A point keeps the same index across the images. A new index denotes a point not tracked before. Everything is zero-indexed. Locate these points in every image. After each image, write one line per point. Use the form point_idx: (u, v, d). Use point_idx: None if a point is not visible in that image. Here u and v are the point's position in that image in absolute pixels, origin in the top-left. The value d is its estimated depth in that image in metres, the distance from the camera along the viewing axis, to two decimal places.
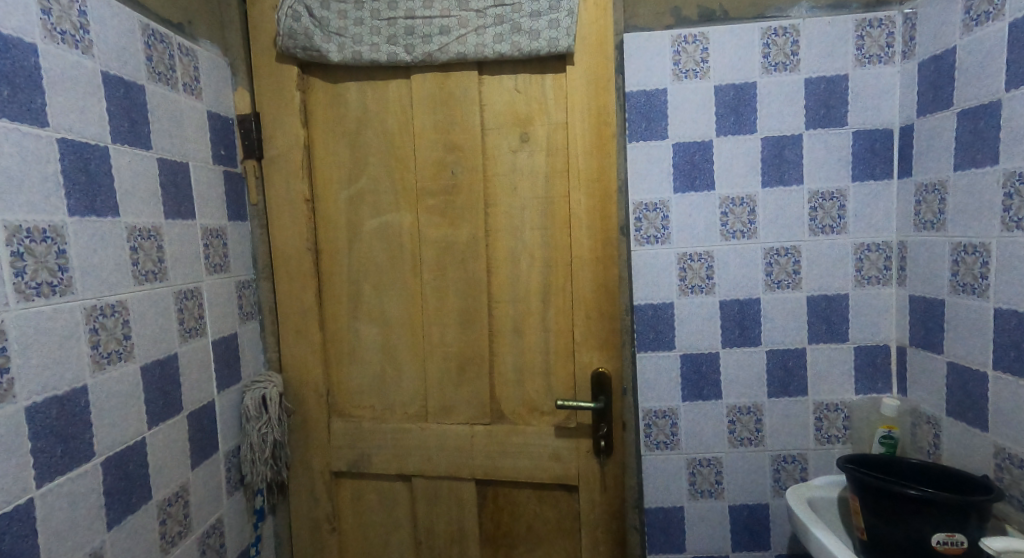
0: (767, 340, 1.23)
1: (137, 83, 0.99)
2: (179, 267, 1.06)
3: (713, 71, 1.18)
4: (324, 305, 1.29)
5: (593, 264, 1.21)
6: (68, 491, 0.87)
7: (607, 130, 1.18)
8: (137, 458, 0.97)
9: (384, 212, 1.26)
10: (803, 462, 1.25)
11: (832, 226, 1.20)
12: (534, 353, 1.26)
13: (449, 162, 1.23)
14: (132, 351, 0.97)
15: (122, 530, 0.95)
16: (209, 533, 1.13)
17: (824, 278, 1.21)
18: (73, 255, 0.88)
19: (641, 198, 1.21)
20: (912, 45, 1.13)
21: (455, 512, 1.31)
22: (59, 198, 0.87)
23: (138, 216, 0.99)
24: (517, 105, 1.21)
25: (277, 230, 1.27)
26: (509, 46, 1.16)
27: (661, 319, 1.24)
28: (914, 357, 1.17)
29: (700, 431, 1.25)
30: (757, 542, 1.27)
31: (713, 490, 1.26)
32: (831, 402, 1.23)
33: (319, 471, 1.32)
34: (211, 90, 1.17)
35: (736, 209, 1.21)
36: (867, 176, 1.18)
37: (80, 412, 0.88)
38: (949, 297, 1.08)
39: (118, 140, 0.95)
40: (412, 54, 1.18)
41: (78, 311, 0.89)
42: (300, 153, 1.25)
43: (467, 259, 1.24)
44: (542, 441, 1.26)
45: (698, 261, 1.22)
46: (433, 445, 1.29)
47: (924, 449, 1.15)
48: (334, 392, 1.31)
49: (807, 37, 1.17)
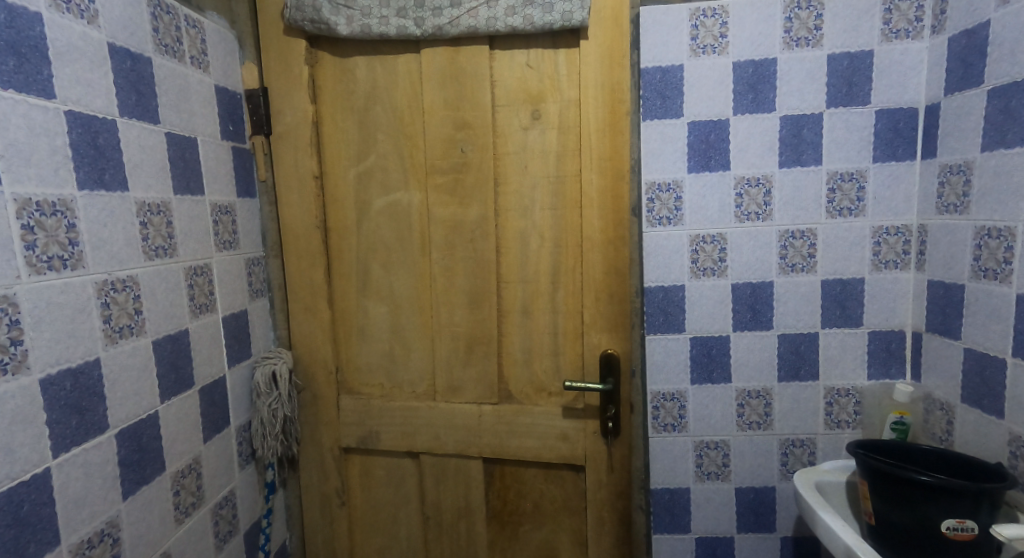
0: (780, 324, 1.22)
1: (144, 55, 0.98)
2: (188, 243, 1.06)
3: (732, 47, 1.15)
4: (334, 282, 1.29)
5: (604, 245, 1.20)
6: (83, 462, 0.88)
7: (621, 108, 1.16)
8: (150, 431, 0.98)
9: (393, 190, 1.25)
10: (812, 446, 1.24)
11: (849, 208, 1.17)
12: (542, 334, 1.25)
13: (459, 139, 1.21)
14: (143, 326, 0.97)
15: (136, 501, 0.96)
16: (222, 504, 1.15)
17: (839, 262, 1.19)
18: (83, 229, 0.88)
19: (653, 178, 1.19)
20: (942, 19, 1.09)
21: (462, 488, 1.32)
22: (68, 171, 0.86)
23: (148, 190, 0.98)
24: (529, 81, 1.18)
25: (287, 205, 1.26)
26: (521, 19, 1.13)
27: (671, 302, 1.22)
28: (930, 343, 1.15)
29: (709, 414, 1.24)
30: (762, 524, 1.27)
31: (720, 473, 1.26)
32: (842, 388, 1.22)
33: (329, 447, 1.34)
34: (219, 63, 1.16)
35: (752, 191, 1.18)
36: (888, 157, 1.15)
37: (93, 385, 0.89)
38: (970, 282, 1.06)
39: (126, 114, 0.95)
40: (422, 27, 1.16)
41: (89, 286, 0.89)
42: (309, 130, 1.24)
43: (477, 238, 1.23)
44: (550, 421, 1.27)
45: (710, 243, 1.20)
46: (441, 423, 1.30)
47: (935, 435, 1.13)
48: (344, 369, 1.32)
49: (831, 10, 1.13)
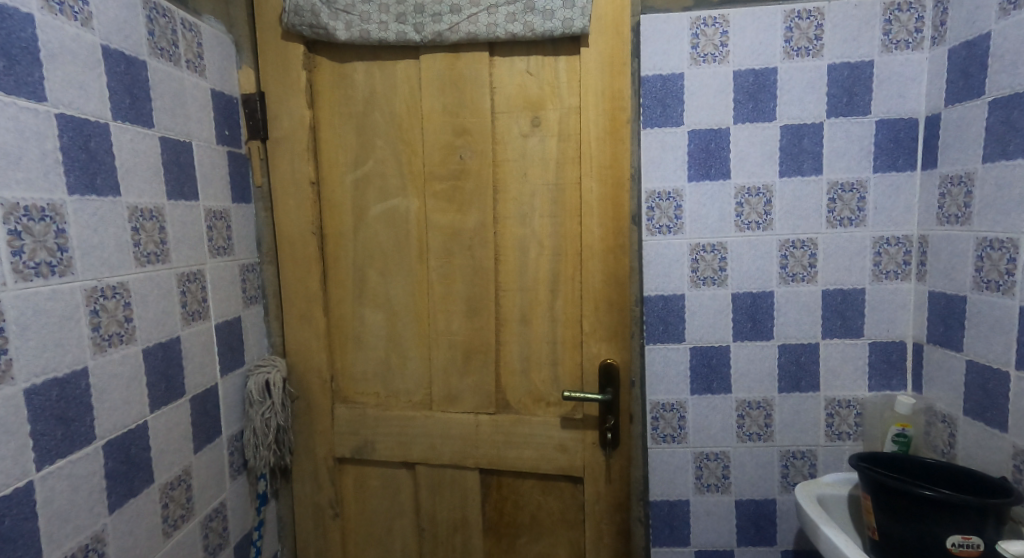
0: (780, 334, 1.20)
1: (139, 59, 0.97)
2: (181, 249, 1.04)
3: (732, 56, 1.14)
4: (329, 289, 1.28)
5: (604, 254, 1.19)
6: (69, 474, 0.86)
7: (622, 116, 1.15)
8: (139, 442, 0.96)
9: (391, 197, 1.23)
10: (813, 458, 1.23)
11: (850, 218, 1.17)
12: (541, 343, 1.24)
13: (458, 146, 1.20)
14: (133, 334, 0.95)
15: (123, 514, 0.94)
16: (212, 517, 1.12)
17: (840, 272, 1.18)
18: (73, 235, 0.86)
19: (653, 187, 1.18)
20: (942, 30, 1.09)
21: (459, 500, 1.30)
22: (58, 175, 0.85)
23: (140, 196, 0.97)
24: (529, 88, 1.18)
25: (282, 211, 1.24)
26: (522, 26, 1.12)
27: (671, 312, 1.21)
28: (931, 354, 1.14)
29: (709, 425, 1.23)
30: (763, 538, 1.25)
31: (720, 485, 1.24)
32: (843, 399, 1.21)
33: (322, 457, 1.31)
34: (215, 67, 1.14)
35: (752, 200, 1.17)
36: (889, 167, 1.15)
37: (80, 395, 0.87)
38: (972, 293, 1.05)
39: (119, 118, 0.93)
40: (421, 33, 1.15)
41: (78, 293, 0.87)
42: (306, 135, 1.22)
43: (475, 246, 1.22)
44: (548, 432, 1.25)
45: (711, 253, 1.19)
46: (438, 434, 1.28)
47: (937, 447, 1.12)
48: (339, 377, 1.30)
49: (832, 20, 1.13)
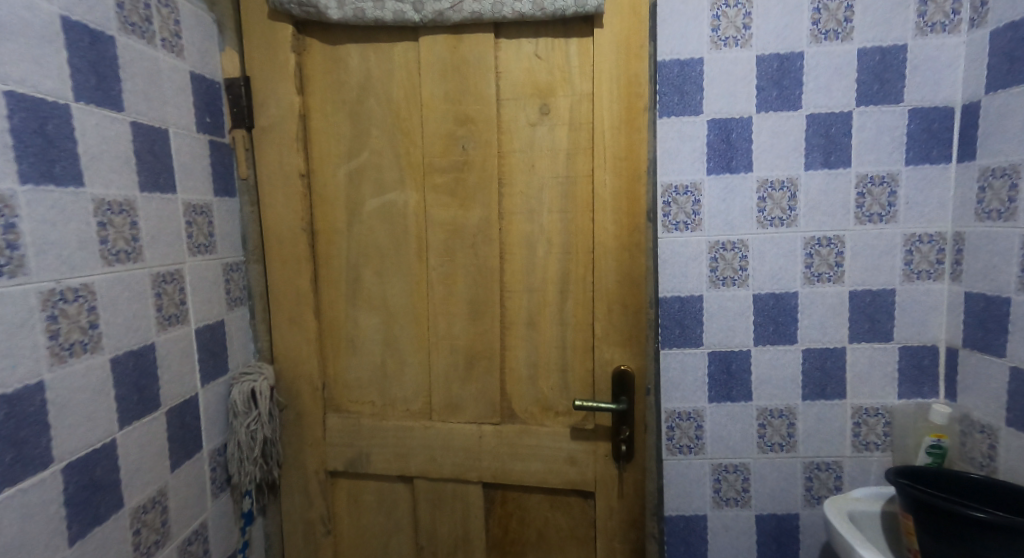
0: (804, 338, 1.12)
1: (106, 34, 0.88)
2: (156, 247, 0.95)
3: (755, 39, 1.06)
4: (321, 289, 1.19)
5: (618, 253, 1.11)
6: (21, 502, 0.77)
7: (638, 104, 1.07)
8: (106, 461, 0.87)
9: (387, 191, 1.14)
10: (839, 470, 1.15)
11: (880, 213, 1.09)
12: (549, 348, 1.15)
13: (460, 135, 1.11)
14: (99, 341, 0.86)
15: (87, 543, 0.85)
16: (191, 539, 1.03)
17: (869, 271, 1.10)
18: (25, 230, 0.77)
19: (670, 180, 1.09)
20: (982, 11, 1.01)
21: (460, 516, 1.21)
22: (7, 163, 0.76)
23: (108, 187, 0.87)
24: (537, 73, 1.09)
25: (270, 205, 1.15)
26: (531, 4, 1.04)
27: (687, 314, 1.12)
28: (968, 360, 1.06)
29: (727, 435, 1.15)
30: (784, 554, 1.17)
31: (739, 498, 1.16)
32: (871, 407, 1.13)
33: (314, 470, 1.22)
34: (195, 48, 1.05)
35: (776, 194, 1.09)
36: (922, 159, 1.07)
37: (33, 412, 0.78)
38: (1017, 295, 0.97)
39: (82, 100, 0.84)
40: (420, 12, 1.06)
41: (32, 297, 0.78)
42: (295, 123, 1.13)
43: (479, 243, 1.13)
44: (557, 443, 1.16)
45: (732, 251, 1.10)
46: (438, 445, 1.19)
47: (975, 460, 1.04)
48: (331, 384, 1.21)
49: (863, 1, 1.04)
